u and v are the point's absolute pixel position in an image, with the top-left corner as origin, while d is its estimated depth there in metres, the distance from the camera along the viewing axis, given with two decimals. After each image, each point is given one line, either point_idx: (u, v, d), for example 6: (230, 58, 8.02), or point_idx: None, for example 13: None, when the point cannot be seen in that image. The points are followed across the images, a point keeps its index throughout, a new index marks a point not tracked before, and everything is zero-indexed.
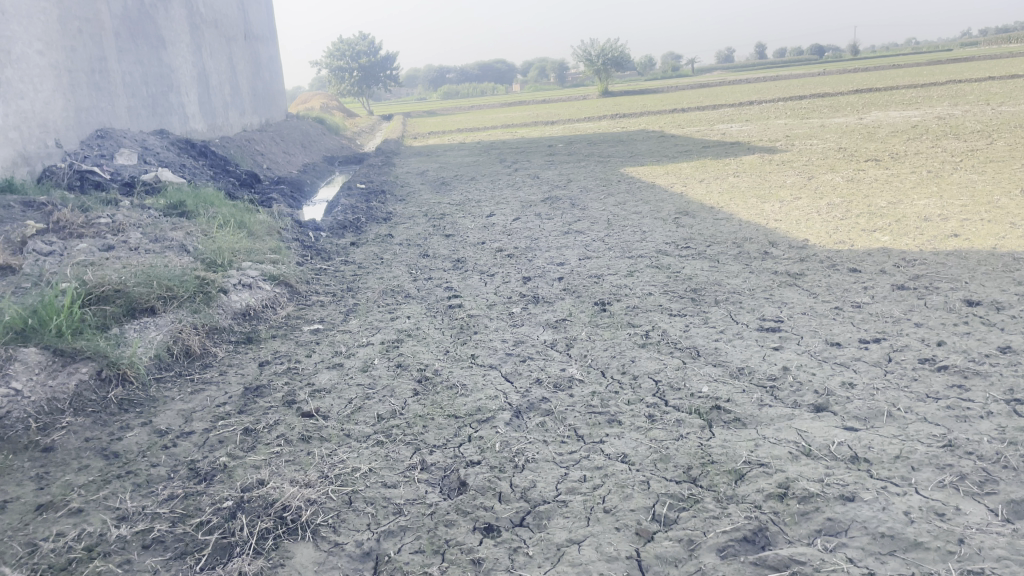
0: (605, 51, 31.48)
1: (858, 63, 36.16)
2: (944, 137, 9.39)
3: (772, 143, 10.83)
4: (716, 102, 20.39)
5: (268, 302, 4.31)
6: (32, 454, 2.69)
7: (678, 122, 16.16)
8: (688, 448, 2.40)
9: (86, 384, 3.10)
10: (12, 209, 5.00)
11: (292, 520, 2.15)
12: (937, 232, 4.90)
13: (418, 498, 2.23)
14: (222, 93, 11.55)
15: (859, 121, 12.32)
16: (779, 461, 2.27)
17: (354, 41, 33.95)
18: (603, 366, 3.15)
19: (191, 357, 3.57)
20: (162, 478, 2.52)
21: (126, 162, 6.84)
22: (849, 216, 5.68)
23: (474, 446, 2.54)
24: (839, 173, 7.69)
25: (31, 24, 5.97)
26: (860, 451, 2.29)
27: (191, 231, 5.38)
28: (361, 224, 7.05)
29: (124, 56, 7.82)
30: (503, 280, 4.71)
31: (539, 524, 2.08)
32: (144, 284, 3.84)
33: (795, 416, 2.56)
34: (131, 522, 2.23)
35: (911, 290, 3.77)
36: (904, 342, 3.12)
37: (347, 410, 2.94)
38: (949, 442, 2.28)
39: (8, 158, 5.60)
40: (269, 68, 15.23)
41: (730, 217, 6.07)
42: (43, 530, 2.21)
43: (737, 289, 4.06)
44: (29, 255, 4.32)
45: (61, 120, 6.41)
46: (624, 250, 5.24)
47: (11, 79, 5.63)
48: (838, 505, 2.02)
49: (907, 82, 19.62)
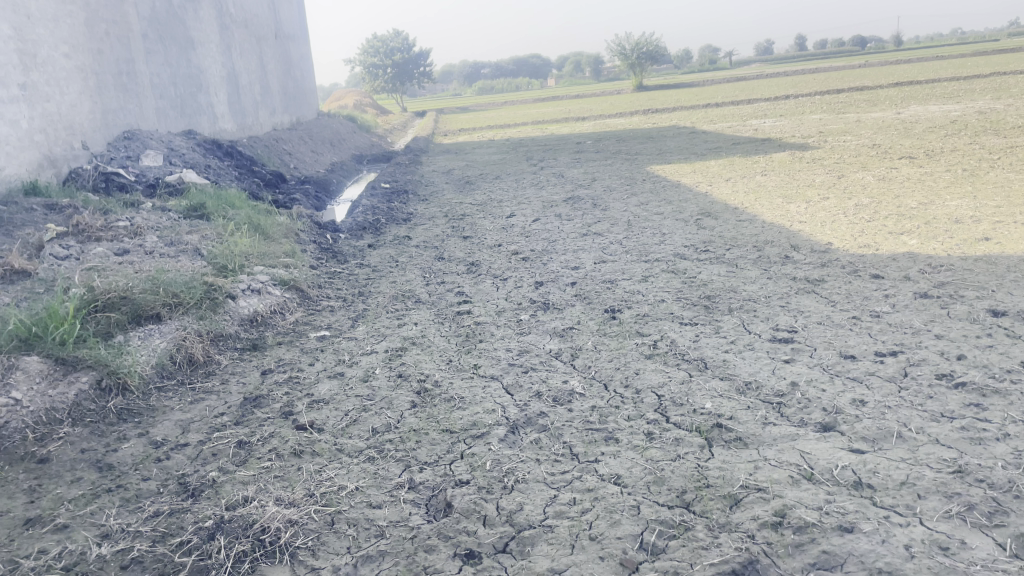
0: (639, 46, 31.09)
1: (898, 55, 35.40)
2: (983, 133, 9.10)
3: (804, 139, 10.56)
4: (752, 96, 20.04)
5: (276, 308, 4.28)
6: (27, 465, 2.65)
7: (712, 117, 15.90)
8: (685, 470, 2.30)
9: (86, 393, 3.07)
10: (34, 212, 5.02)
11: (271, 543, 2.11)
12: (968, 235, 4.71)
13: (402, 520, 2.18)
14: (252, 92, 11.61)
15: (896, 116, 12.02)
16: (778, 485, 2.16)
17: (386, 39, 34.12)
18: (606, 379, 3.07)
19: (194, 365, 3.54)
20: (151, 493, 2.47)
21: (151, 164, 6.87)
22: (876, 218, 5.49)
23: (464, 463, 2.48)
24: (871, 170, 7.50)
25: (58, 28, 5.99)
26: (864, 477, 2.17)
27: (207, 234, 5.36)
28: (381, 225, 7.02)
29: (151, 57, 7.85)
30: (516, 285, 4.64)
31: (522, 551, 2.00)
32: (151, 292, 3.83)
33: (800, 436, 2.45)
34: (113, 540, 2.18)
35: (935, 298, 3.62)
36: (921, 355, 2.99)
37: (343, 423, 2.89)
38: (959, 468, 2.16)
39: (33, 160, 5.61)
40: (300, 67, 15.30)
41: (753, 219, 5.91)
42: (27, 546, 2.16)
43: (752, 296, 3.94)
44: (45, 259, 4.33)
45: (88, 123, 6.44)
46: (642, 253, 5.14)
47: (37, 83, 5.65)
48: (835, 537, 1.91)
49: (949, 75, 19.05)
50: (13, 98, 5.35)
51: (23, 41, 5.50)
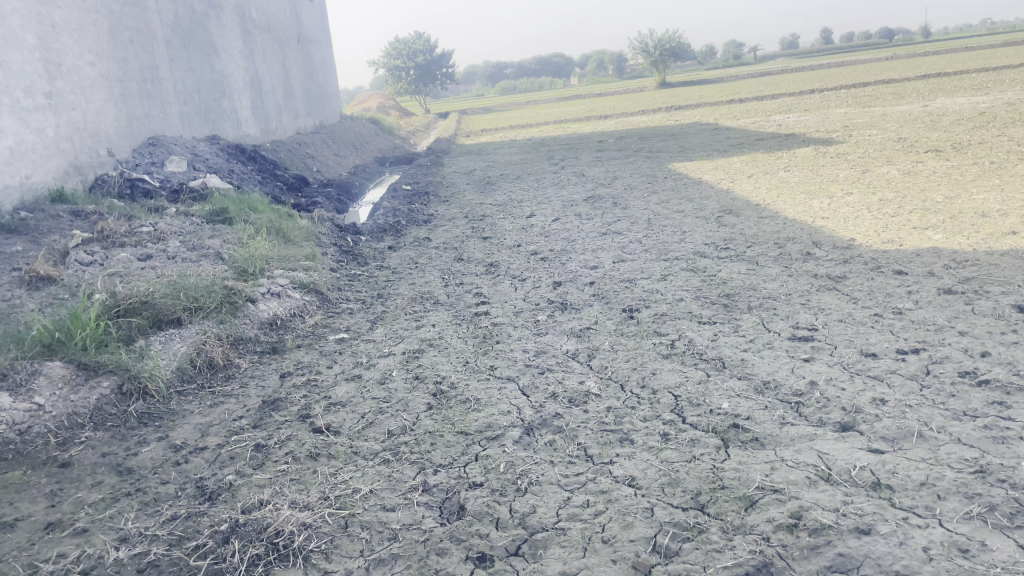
0: (661, 42, 30.91)
1: (925, 46, 34.86)
2: (1012, 125, 8.93)
3: (828, 134, 10.43)
4: (777, 91, 19.83)
5: (296, 311, 4.31)
6: (50, 469, 2.67)
7: (736, 113, 15.73)
8: (700, 471, 2.28)
9: (107, 398, 3.10)
10: (60, 218, 5.10)
11: (284, 546, 2.12)
12: (994, 229, 4.62)
13: (415, 523, 2.18)
14: (275, 97, 11.70)
15: (924, 108, 11.84)
16: (794, 487, 2.13)
17: (409, 40, 34.25)
18: (623, 380, 3.05)
19: (214, 368, 3.56)
20: (169, 497, 2.48)
21: (175, 170, 6.94)
22: (901, 213, 5.41)
23: (479, 466, 2.47)
24: (896, 164, 7.41)
25: (82, 36, 6.07)
26: (883, 477, 2.13)
27: (229, 238, 5.41)
28: (401, 226, 7.04)
29: (174, 64, 7.94)
30: (534, 285, 4.64)
31: (534, 554, 1.99)
32: (172, 296, 3.87)
33: (817, 436, 2.42)
34: (130, 544, 2.20)
35: (959, 294, 3.56)
36: (944, 353, 2.94)
37: (359, 426, 2.90)
38: (981, 468, 2.11)
39: (59, 167, 5.68)
40: (323, 70, 15.41)
41: (775, 215, 5.85)
42: (46, 551, 2.17)
43: (772, 294, 3.90)
44: (70, 265, 4.38)
45: (113, 130, 6.52)
46: (662, 252, 5.11)
47: (62, 91, 5.73)
48: (853, 539, 1.88)
49: (978, 66, 18.70)
50: (39, 107, 5.43)
51: (48, 51, 5.58)
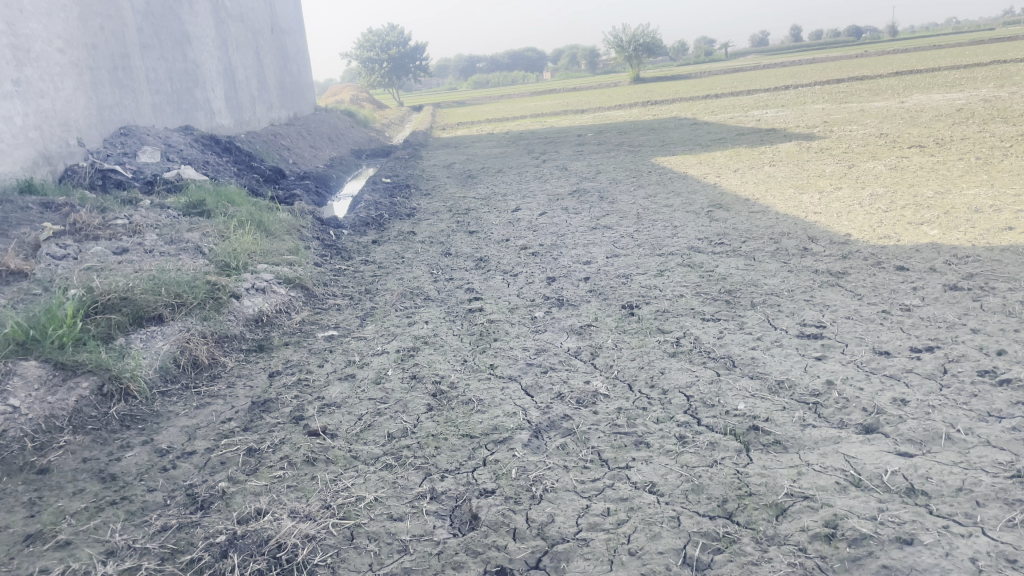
0: (636, 37, 30.80)
1: (889, 45, 35.30)
2: (993, 121, 8.96)
3: (810, 129, 10.40)
4: (754, 86, 19.86)
5: (282, 308, 4.15)
6: (26, 476, 2.50)
7: (715, 108, 15.66)
8: (724, 477, 2.17)
9: (87, 399, 2.91)
10: (29, 210, 4.87)
11: (287, 560, 1.98)
12: (990, 225, 4.58)
13: (425, 534, 2.06)
14: (248, 87, 11.43)
15: (901, 105, 11.87)
16: (825, 493, 2.04)
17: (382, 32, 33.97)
18: (630, 379, 2.94)
19: (198, 367, 3.40)
20: (158, 506, 2.33)
21: (148, 161, 6.71)
22: (893, 208, 5.35)
23: (488, 471, 2.35)
24: (881, 160, 7.39)
25: (51, 22, 5.82)
26: (917, 483, 2.05)
27: (208, 232, 5.21)
28: (384, 220, 6.88)
29: (145, 52, 7.68)
30: (527, 280, 4.52)
31: (557, 568, 1.88)
32: (153, 292, 3.68)
33: (842, 438, 2.33)
34: (119, 559, 2.04)
35: (966, 291, 3.50)
36: (960, 351, 2.86)
37: (356, 429, 2.76)
38: (1018, 473, 2.03)
39: (28, 157, 5.44)
40: (297, 60, 15.12)
41: (766, 210, 5.78)
42: (27, 565, 2.01)
43: (774, 290, 3.81)
44: (42, 258, 4.17)
45: (83, 119, 6.27)
46: (655, 247, 5.01)
47: (30, 78, 5.49)
48: (895, 550, 1.78)
49: (950, 63, 18.79)
50: (6, 94, 5.20)
51: (16, 36, 5.34)
